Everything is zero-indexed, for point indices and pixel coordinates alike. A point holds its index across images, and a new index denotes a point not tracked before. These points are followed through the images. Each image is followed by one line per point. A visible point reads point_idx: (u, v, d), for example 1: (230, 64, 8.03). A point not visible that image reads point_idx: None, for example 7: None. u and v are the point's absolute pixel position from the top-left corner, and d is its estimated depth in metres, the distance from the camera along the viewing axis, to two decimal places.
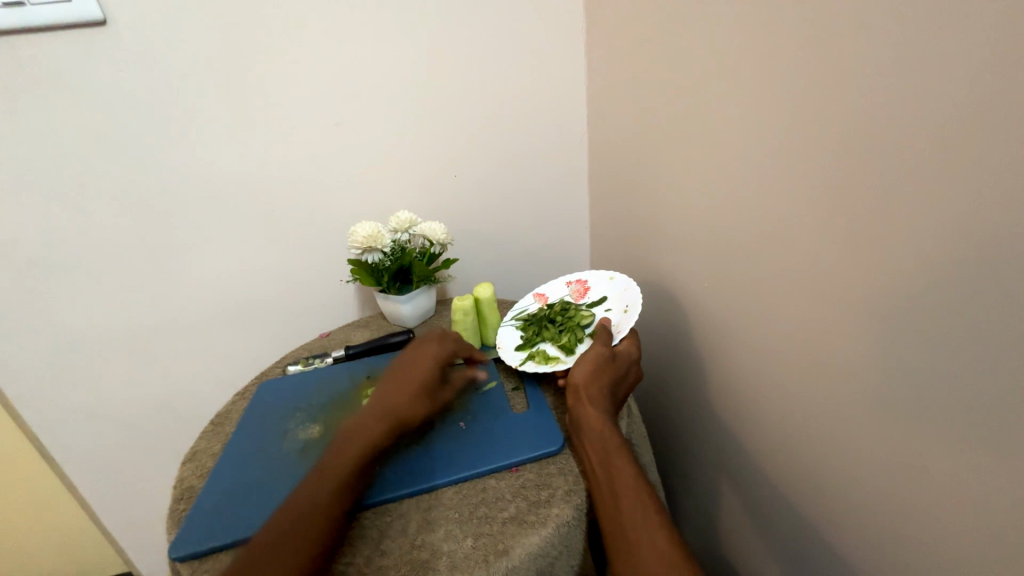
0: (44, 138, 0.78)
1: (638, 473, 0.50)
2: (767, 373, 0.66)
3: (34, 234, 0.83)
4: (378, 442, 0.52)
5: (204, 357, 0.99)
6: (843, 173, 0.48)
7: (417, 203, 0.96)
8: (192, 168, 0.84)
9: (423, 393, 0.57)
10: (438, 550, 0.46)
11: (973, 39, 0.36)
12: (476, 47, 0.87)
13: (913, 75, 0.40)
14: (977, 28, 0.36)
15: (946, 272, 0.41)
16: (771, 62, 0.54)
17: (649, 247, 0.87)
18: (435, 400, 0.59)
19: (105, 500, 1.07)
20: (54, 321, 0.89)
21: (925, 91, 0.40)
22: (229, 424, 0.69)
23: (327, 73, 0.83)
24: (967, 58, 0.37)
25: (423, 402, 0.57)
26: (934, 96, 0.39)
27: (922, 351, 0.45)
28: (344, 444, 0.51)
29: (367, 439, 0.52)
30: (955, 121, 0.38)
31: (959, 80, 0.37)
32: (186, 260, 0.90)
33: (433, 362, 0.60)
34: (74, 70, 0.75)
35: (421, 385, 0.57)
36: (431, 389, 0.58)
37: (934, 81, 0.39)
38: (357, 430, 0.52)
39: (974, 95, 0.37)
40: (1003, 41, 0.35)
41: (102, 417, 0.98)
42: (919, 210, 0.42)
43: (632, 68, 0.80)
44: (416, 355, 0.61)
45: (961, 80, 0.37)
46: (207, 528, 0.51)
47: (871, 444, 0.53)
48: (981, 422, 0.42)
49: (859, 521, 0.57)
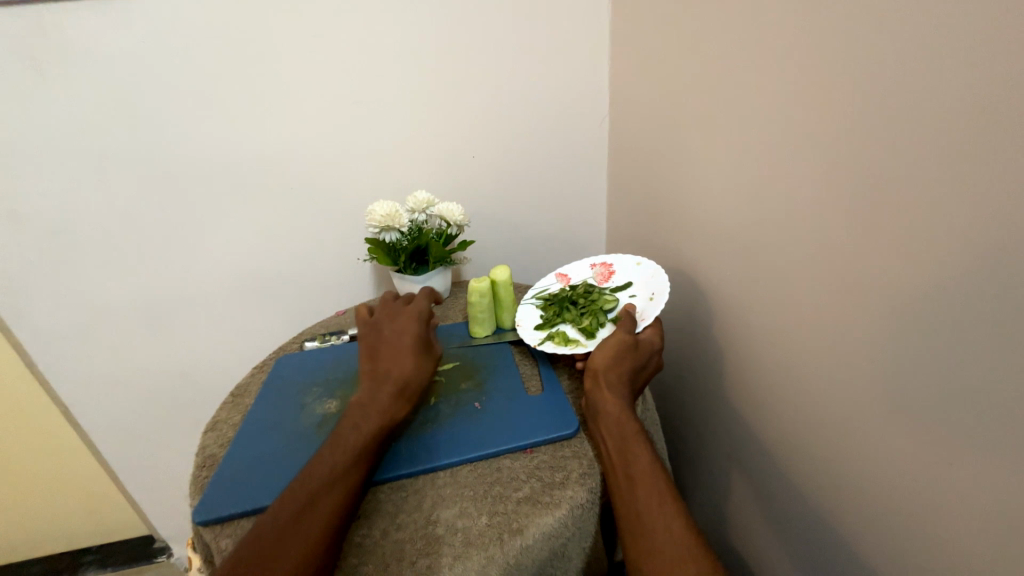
0: (67, 111, 0.78)
1: (655, 461, 0.50)
2: (782, 367, 0.64)
3: (60, 206, 0.84)
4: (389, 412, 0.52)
5: (225, 331, 1.01)
6: (870, 158, 0.46)
7: (433, 183, 0.95)
8: (213, 142, 0.84)
9: (418, 354, 0.58)
10: (452, 527, 0.47)
11: (1019, 20, 0.33)
12: (496, 21, 0.85)
13: (956, 52, 0.37)
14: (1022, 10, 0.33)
15: (973, 272, 0.39)
16: (801, 38, 0.50)
17: (665, 235, 0.85)
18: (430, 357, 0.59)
19: (128, 467, 1.11)
20: (80, 293, 0.91)
21: (968, 69, 0.37)
22: (249, 396, 0.70)
23: (346, 47, 0.82)
24: (1012, 42, 0.34)
25: (422, 364, 0.57)
26: (978, 73, 0.36)
27: (941, 354, 0.43)
28: (358, 417, 0.52)
29: (374, 408, 0.52)
30: (996, 103, 0.35)
31: (1005, 57, 0.34)
32: (205, 235, 0.91)
33: (414, 326, 0.61)
34: (93, 41, 0.75)
35: (411, 345, 0.58)
36: (422, 349, 0.59)
37: (978, 57, 0.36)
38: (362, 402, 0.53)
39: (1021, 73, 0.34)
40: None
41: (124, 387, 1.01)
42: (947, 206, 0.40)
43: (655, 46, 0.77)
44: (393, 322, 0.62)
45: (1007, 57, 0.34)
46: (228, 495, 0.52)
47: (884, 445, 0.51)
48: (1002, 427, 0.40)
49: (868, 519, 0.56)
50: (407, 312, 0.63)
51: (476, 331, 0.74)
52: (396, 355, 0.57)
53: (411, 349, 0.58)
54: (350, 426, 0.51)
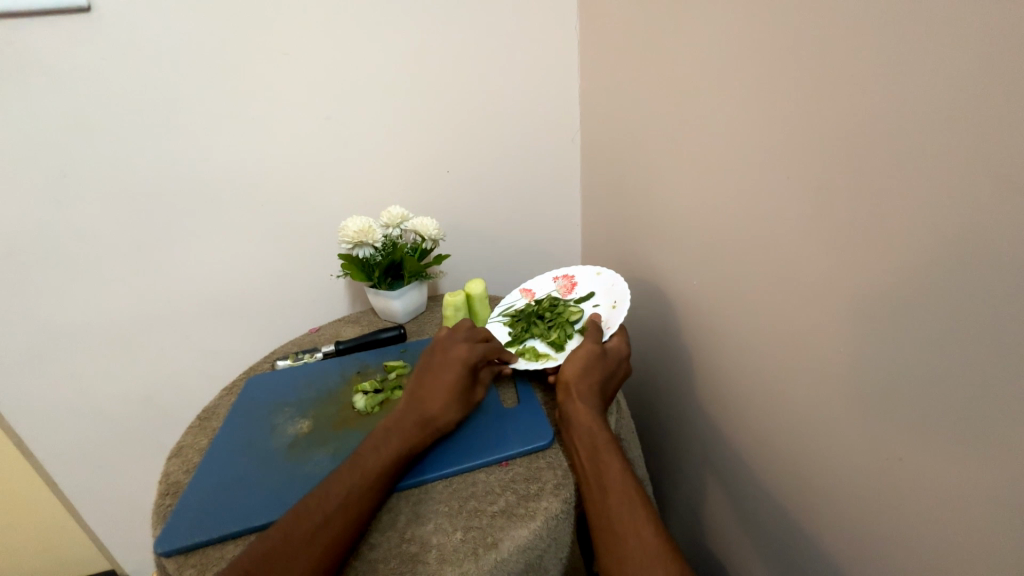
0: (24, 127, 0.76)
1: (626, 469, 0.50)
2: (753, 370, 0.67)
3: (14, 225, 0.81)
4: (411, 446, 0.52)
5: (191, 352, 0.98)
6: (832, 172, 0.49)
7: (408, 199, 0.95)
8: (181, 159, 0.83)
9: (457, 398, 0.57)
10: (427, 544, 0.46)
11: (952, 47, 0.37)
12: (469, 41, 0.87)
13: (903, 76, 0.41)
14: (954, 39, 0.37)
15: (923, 273, 0.43)
16: (764, 61, 0.54)
17: (638, 246, 0.88)
18: (468, 402, 0.59)
19: (87, 499, 1.05)
20: (34, 315, 0.87)
21: (913, 93, 0.40)
22: (217, 419, 0.68)
23: (321, 66, 0.83)
24: (946, 66, 0.38)
25: (456, 408, 0.57)
26: (923, 96, 0.40)
27: (899, 350, 0.47)
28: (380, 440, 0.52)
29: (398, 437, 0.52)
30: (941, 122, 0.39)
31: (946, 82, 0.38)
32: (174, 254, 0.89)
33: (465, 366, 0.59)
34: (55, 56, 0.73)
35: (455, 387, 0.58)
36: (463, 393, 0.58)
37: (922, 82, 0.40)
38: (390, 427, 0.53)
39: (961, 96, 0.37)
40: (977, 50, 0.36)
41: (84, 413, 0.97)
42: (897, 213, 0.44)
43: (624, 67, 0.81)
44: (446, 358, 0.61)
45: (949, 81, 0.38)
46: (193, 523, 0.50)
47: (851, 439, 0.54)
48: (954, 416, 0.43)
49: (838, 513, 0.59)
50: (465, 351, 0.61)
51: None
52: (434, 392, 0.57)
53: (452, 391, 0.57)
54: (371, 447, 0.51)
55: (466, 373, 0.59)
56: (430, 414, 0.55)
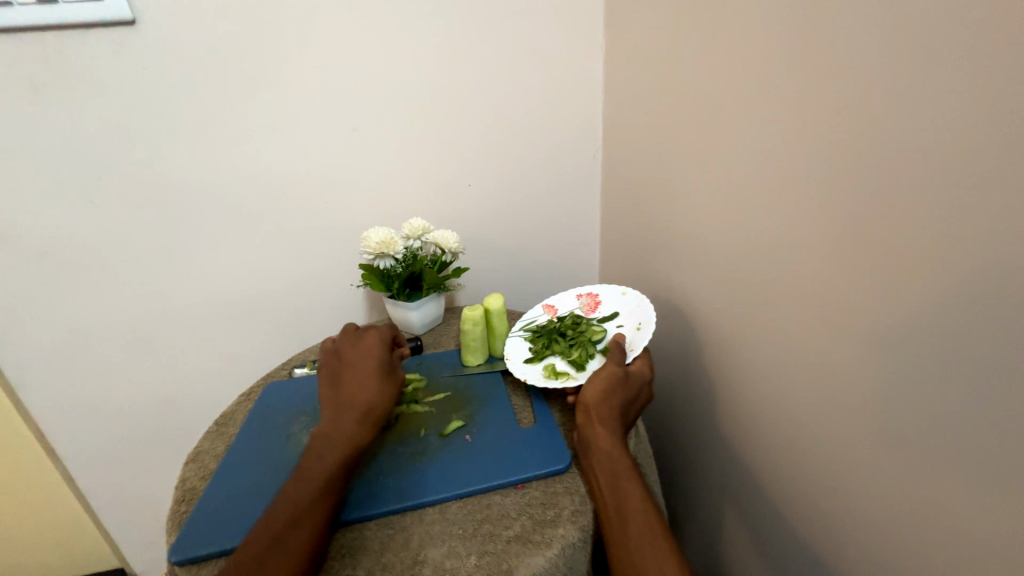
0: (66, 132, 0.79)
1: (647, 499, 0.49)
2: (775, 400, 0.65)
3: (53, 226, 0.84)
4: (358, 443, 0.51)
5: (213, 355, 0.99)
6: (860, 199, 0.47)
7: (429, 210, 0.96)
8: (213, 167, 0.85)
9: (382, 380, 0.57)
10: (440, 567, 0.46)
11: (995, 78, 0.36)
12: (496, 56, 0.88)
13: (937, 103, 0.39)
14: (998, 69, 0.35)
15: (962, 312, 0.41)
16: (792, 83, 0.53)
17: (658, 265, 0.87)
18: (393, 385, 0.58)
19: (102, 496, 1.06)
20: (66, 314, 0.90)
21: (948, 122, 0.39)
22: (234, 425, 0.69)
23: (350, 78, 0.84)
24: (987, 98, 0.36)
25: (385, 390, 0.56)
26: (959, 125, 0.38)
27: (936, 392, 0.44)
28: (324, 448, 0.50)
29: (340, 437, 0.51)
30: (978, 153, 0.37)
31: (985, 111, 0.36)
32: (200, 257, 0.91)
33: (378, 352, 0.60)
34: (99, 67, 0.76)
35: (374, 373, 0.57)
36: (385, 376, 0.58)
37: (958, 110, 0.38)
38: (329, 433, 0.52)
39: (1001, 127, 0.36)
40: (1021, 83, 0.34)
41: (104, 411, 0.98)
42: (935, 248, 0.41)
43: (648, 87, 0.80)
44: (357, 351, 0.60)
45: (987, 110, 0.36)
46: (207, 532, 0.50)
47: (880, 481, 0.51)
48: (996, 466, 0.40)
49: (865, 559, 0.55)
50: (371, 338, 0.62)
51: (468, 359, 0.74)
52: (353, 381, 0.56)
53: (373, 375, 0.57)
54: (317, 455, 0.50)
55: (382, 355, 0.60)
56: (364, 405, 0.54)
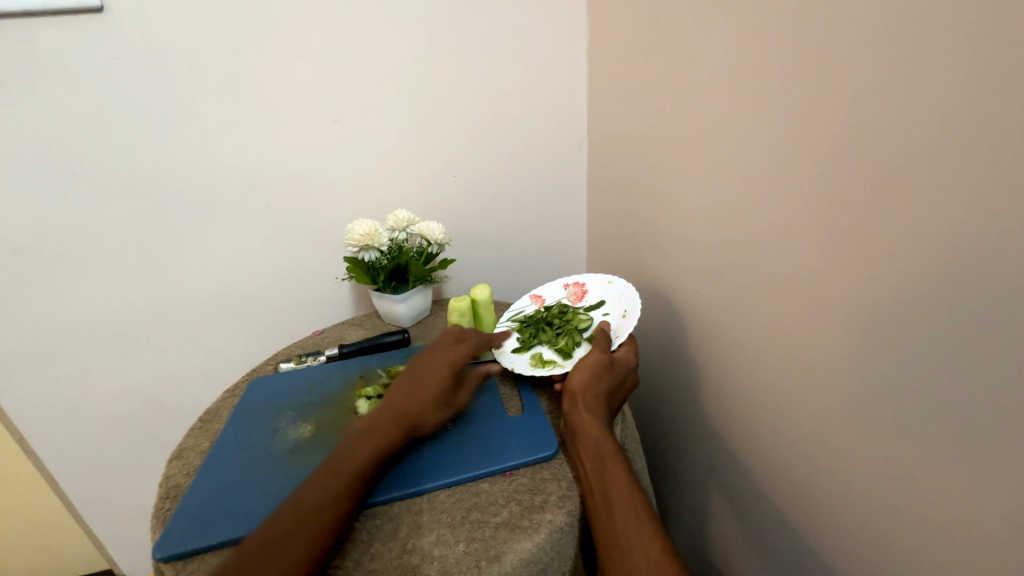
0: (34, 124, 0.76)
1: (633, 482, 0.50)
2: (758, 383, 0.66)
3: (22, 224, 0.81)
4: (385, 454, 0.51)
5: (196, 353, 0.98)
6: (839, 182, 0.48)
7: (414, 202, 0.95)
8: (190, 160, 0.83)
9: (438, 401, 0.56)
10: (429, 555, 0.46)
11: (967, 61, 0.37)
12: (478, 44, 0.87)
13: (914, 87, 0.40)
14: (971, 51, 0.36)
15: (935, 290, 0.42)
16: (772, 69, 0.53)
17: (644, 253, 0.87)
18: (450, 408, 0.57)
19: (86, 497, 1.04)
20: (40, 313, 0.87)
21: (924, 105, 0.40)
22: (218, 421, 0.68)
23: (329, 67, 0.83)
24: (959, 79, 0.37)
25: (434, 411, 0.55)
26: (936, 108, 0.39)
27: (910, 369, 0.45)
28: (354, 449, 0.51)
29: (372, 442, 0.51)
30: (953, 135, 0.38)
31: (960, 94, 0.37)
32: (179, 252, 0.89)
33: (449, 369, 0.58)
34: (65, 56, 0.74)
35: (437, 390, 0.56)
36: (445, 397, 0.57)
37: (934, 93, 0.39)
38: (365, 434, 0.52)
39: (976, 110, 0.36)
40: (992, 64, 0.35)
41: (84, 411, 0.96)
42: (911, 228, 0.42)
43: (632, 74, 0.80)
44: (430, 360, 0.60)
45: (961, 93, 0.37)
46: (192, 529, 0.50)
47: (859, 457, 0.53)
48: (968, 437, 0.42)
49: (845, 532, 0.57)
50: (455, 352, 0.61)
51: None
52: (417, 392, 0.56)
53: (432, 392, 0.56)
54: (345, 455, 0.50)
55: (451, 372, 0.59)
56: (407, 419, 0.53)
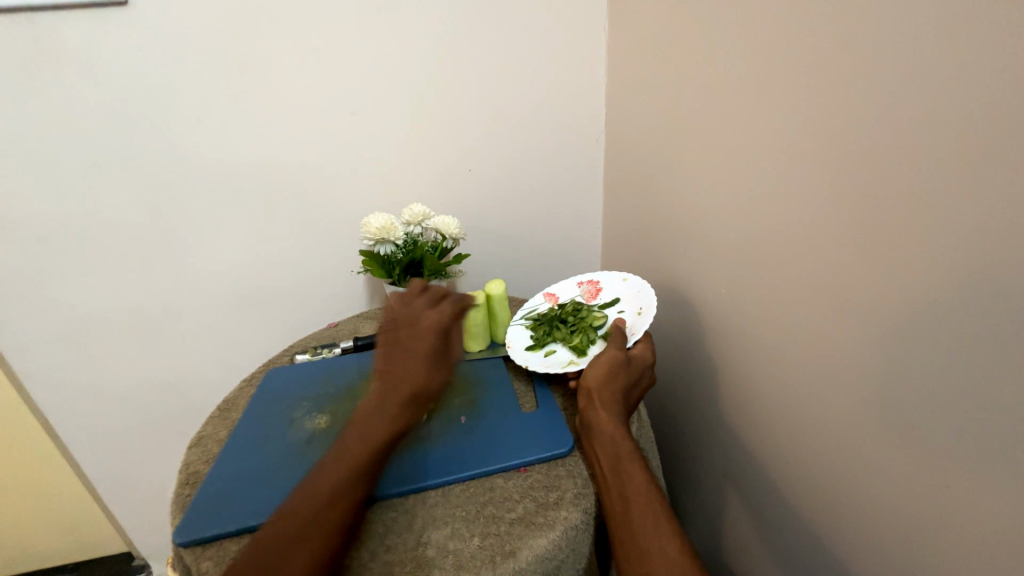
0: (61, 116, 0.78)
1: (650, 481, 0.49)
2: (775, 385, 0.65)
3: (50, 214, 0.83)
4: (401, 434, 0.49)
5: (215, 343, 0.99)
6: (866, 178, 0.46)
7: (429, 196, 0.95)
8: (211, 154, 0.84)
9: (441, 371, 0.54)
10: (443, 549, 0.46)
11: (999, 55, 0.35)
12: (496, 37, 0.86)
13: (948, 77, 0.38)
14: (1003, 44, 0.35)
15: (962, 294, 0.40)
16: (796, 63, 0.52)
17: (660, 251, 0.86)
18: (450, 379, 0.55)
19: (108, 481, 1.07)
20: (66, 301, 0.89)
21: (959, 96, 0.38)
22: (236, 410, 0.69)
23: (347, 60, 0.82)
24: (991, 74, 0.36)
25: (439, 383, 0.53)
26: (971, 100, 0.37)
27: (934, 375, 0.44)
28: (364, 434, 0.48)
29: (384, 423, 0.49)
30: (989, 127, 0.36)
31: (996, 85, 0.35)
32: (199, 244, 0.90)
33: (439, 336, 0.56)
34: (90, 49, 0.75)
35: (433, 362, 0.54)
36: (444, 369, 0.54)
37: (969, 84, 0.37)
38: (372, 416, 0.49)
39: (1014, 102, 0.34)
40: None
41: (107, 397, 0.99)
42: (938, 230, 0.41)
43: (651, 68, 0.79)
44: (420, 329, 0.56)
45: (998, 83, 0.35)
46: (210, 515, 0.51)
47: (878, 463, 0.51)
48: (993, 446, 0.40)
49: (861, 538, 0.56)
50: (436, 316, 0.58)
51: (470, 346, 0.74)
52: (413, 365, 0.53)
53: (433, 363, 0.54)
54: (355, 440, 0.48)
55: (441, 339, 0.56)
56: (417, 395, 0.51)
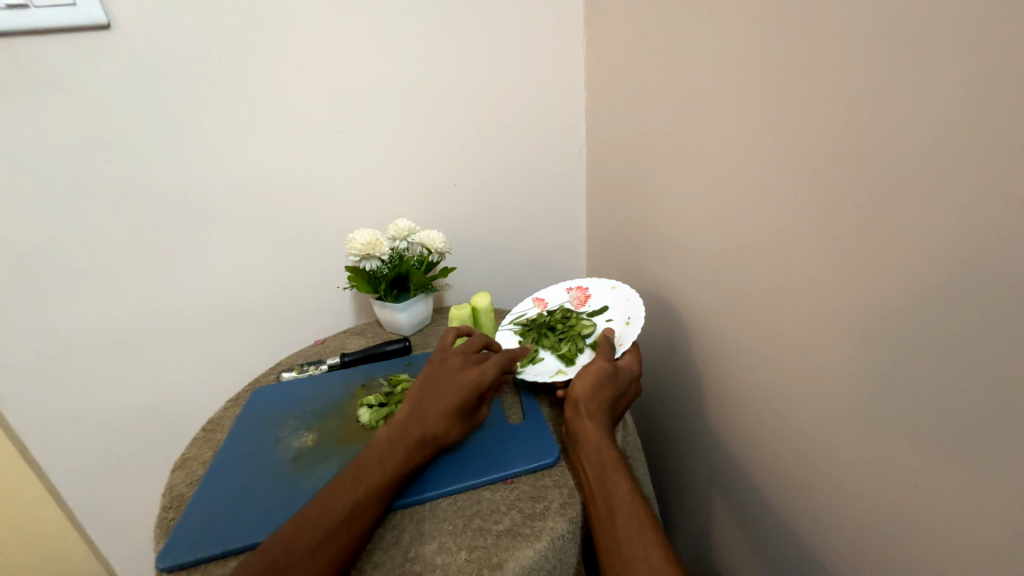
0: (41, 138, 0.77)
1: (634, 490, 0.50)
2: (758, 388, 0.66)
3: (30, 236, 0.82)
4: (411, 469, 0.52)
5: (197, 361, 0.98)
6: (838, 183, 0.49)
7: (414, 211, 0.96)
8: (193, 172, 0.85)
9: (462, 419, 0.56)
10: (431, 563, 0.46)
11: (951, 71, 0.38)
12: (477, 56, 0.89)
13: (915, 86, 0.40)
14: (955, 61, 0.38)
15: (929, 293, 0.42)
16: (766, 79, 0.55)
17: (643, 260, 0.88)
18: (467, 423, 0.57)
19: (86, 508, 1.04)
20: (44, 323, 0.88)
21: (927, 103, 0.40)
22: (221, 431, 0.68)
23: (331, 80, 0.84)
24: (945, 88, 0.38)
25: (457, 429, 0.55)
26: (940, 105, 0.39)
27: (907, 373, 0.46)
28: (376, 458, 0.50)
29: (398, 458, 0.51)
30: (956, 131, 0.38)
31: (961, 92, 0.37)
32: (183, 263, 0.90)
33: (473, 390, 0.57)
34: (74, 71, 0.75)
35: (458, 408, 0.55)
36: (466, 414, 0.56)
37: (934, 92, 0.39)
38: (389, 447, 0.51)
39: (977, 108, 0.37)
40: (975, 72, 0.36)
41: (87, 421, 0.96)
42: (905, 234, 0.43)
43: (628, 83, 0.81)
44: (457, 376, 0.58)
45: (964, 89, 0.37)
46: (195, 538, 0.50)
47: (859, 460, 0.53)
48: (964, 438, 0.42)
49: (846, 536, 0.57)
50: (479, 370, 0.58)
51: None
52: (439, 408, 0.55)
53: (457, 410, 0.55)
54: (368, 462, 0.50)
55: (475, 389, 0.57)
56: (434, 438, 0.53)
